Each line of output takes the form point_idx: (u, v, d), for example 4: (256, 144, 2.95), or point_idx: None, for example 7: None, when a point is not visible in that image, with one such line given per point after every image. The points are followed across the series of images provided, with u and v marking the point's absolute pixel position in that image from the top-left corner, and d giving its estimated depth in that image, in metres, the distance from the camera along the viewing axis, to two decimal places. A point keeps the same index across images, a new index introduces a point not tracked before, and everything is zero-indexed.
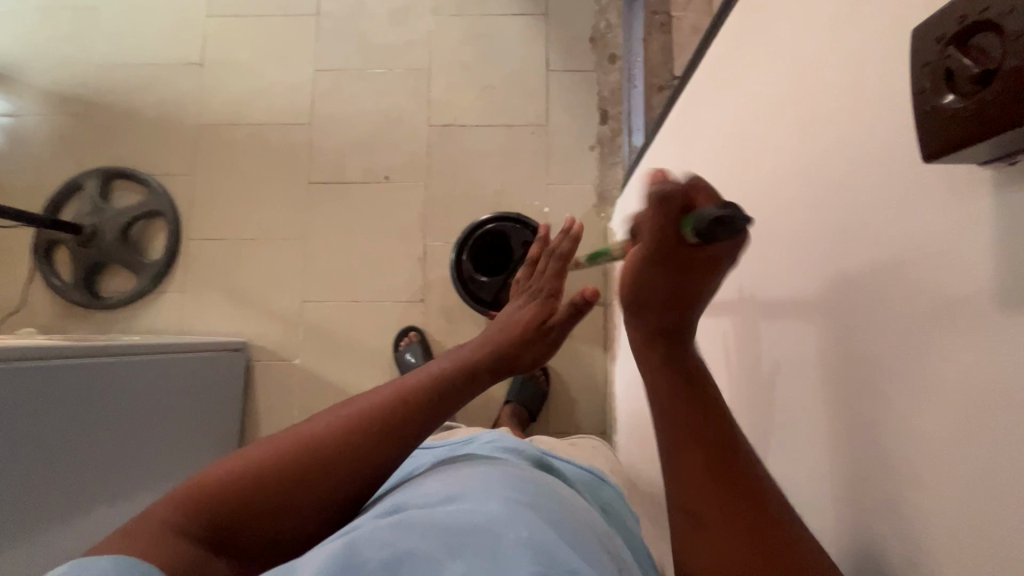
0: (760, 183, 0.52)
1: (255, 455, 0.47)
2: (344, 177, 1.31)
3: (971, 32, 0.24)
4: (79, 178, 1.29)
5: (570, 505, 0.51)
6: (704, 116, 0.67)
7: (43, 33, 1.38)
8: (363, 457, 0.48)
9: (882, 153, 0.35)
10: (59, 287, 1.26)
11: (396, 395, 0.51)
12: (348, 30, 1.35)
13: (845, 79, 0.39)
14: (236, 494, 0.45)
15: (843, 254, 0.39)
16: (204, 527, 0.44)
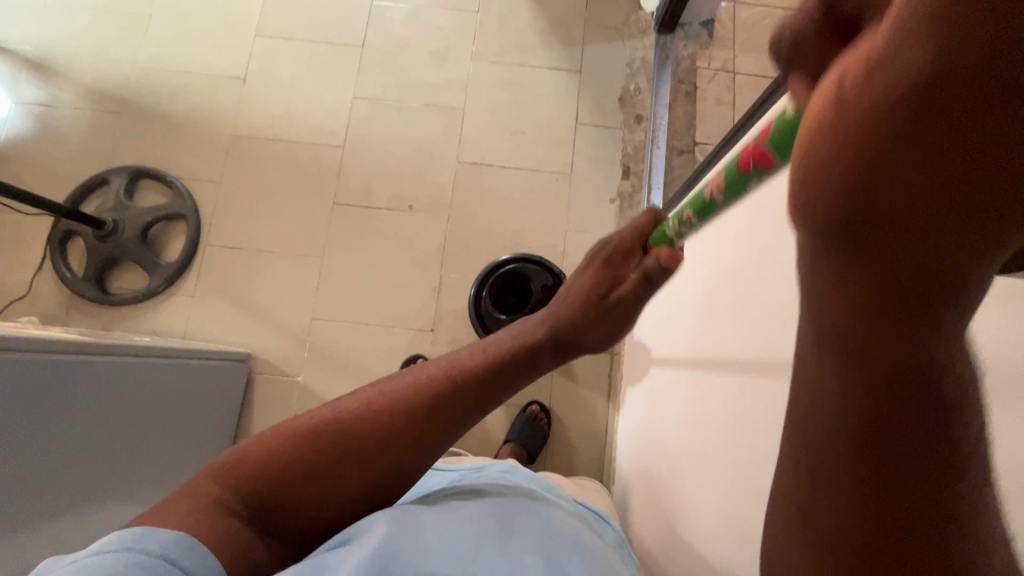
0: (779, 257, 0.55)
1: (296, 424, 0.50)
2: (369, 202, 1.34)
3: None
4: (107, 174, 1.30)
5: (588, 541, 0.52)
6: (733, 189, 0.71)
7: (93, 32, 1.42)
8: (403, 429, 0.50)
9: None
10: (68, 279, 1.25)
11: (443, 372, 0.54)
12: (390, 64, 1.41)
13: None
14: (281, 466, 0.47)
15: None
16: (246, 503, 0.46)
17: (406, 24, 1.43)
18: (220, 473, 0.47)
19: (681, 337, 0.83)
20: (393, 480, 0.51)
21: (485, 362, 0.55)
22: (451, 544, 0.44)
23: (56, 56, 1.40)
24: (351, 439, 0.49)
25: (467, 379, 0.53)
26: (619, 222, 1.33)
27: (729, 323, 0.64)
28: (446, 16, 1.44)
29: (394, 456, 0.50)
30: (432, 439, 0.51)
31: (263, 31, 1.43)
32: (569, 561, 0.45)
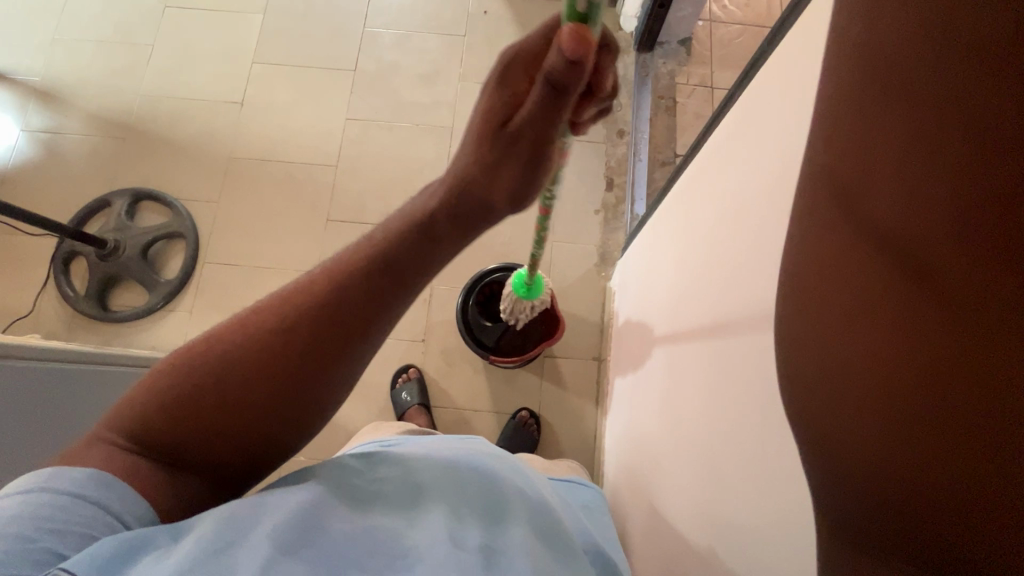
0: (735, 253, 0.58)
1: (180, 353, 0.47)
2: (362, 217, 1.38)
3: None
4: (109, 196, 1.35)
5: (533, 483, 0.56)
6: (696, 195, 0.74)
7: (97, 63, 1.48)
8: (279, 335, 0.46)
9: None
10: (70, 297, 1.29)
11: (318, 276, 0.49)
12: (381, 87, 1.47)
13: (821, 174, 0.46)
14: (170, 396, 0.45)
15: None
16: (145, 441, 0.44)
17: (396, 48, 1.50)
18: (120, 416, 0.45)
19: (656, 336, 0.86)
20: (288, 395, 0.47)
21: (373, 256, 0.49)
22: (390, 490, 0.48)
23: (63, 86, 1.47)
24: (232, 360, 0.46)
25: (347, 286, 0.48)
26: (604, 232, 1.37)
27: (696, 319, 0.67)
28: (434, 41, 1.50)
29: (284, 382, 0.46)
30: (325, 360, 0.47)
31: (260, 58, 1.50)
32: (502, 508, 0.49)
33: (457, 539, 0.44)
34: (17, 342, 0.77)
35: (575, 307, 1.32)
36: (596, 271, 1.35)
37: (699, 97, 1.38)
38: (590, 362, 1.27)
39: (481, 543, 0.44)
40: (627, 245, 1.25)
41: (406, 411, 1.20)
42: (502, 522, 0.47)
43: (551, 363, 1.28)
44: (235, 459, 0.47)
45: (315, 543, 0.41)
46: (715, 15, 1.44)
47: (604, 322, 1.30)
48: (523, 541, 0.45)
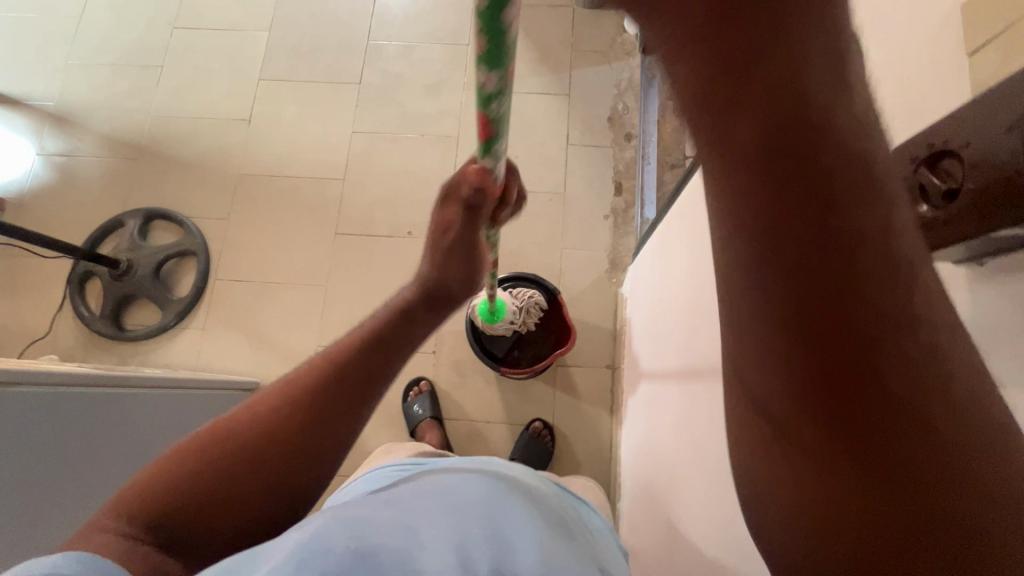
0: None
1: (182, 447, 0.50)
2: (370, 230, 1.38)
3: (939, 156, 0.28)
4: (122, 217, 1.37)
5: (543, 505, 0.55)
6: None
7: (109, 86, 1.51)
8: (289, 412, 0.53)
9: None
10: (86, 317, 1.31)
11: (318, 359, 0.57)
12: (386, 99, 1.47)
13: None
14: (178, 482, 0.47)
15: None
16: (151, 526, 0.45)
17: (401, 60, 1.50)
18: (121, 509, 0.46)
19: (670, 343, 0.85)
20: (295, 462, 0.52)
21: (366, 340, 0.58)
22: (396, 514, 0.47)
23: (76, 109, 1.49)
24: (240, 444, 0.50)
25: (343, 367, 0.56)
26: (614, 238, 1.35)
27: (708, 327, 0.66)
28: (438, 50, 1.50)
29: (289, 457, 0.51)
30: (326, 431, 0.54)
31: (267, 75, 1.51)
32: (512, 524, 0.47)
33: (466, 560, 0.42)
34: (29, 366, 0.76)
35: (587, 314, 1.30)
36: (606, 277, 1.33)
37: None
38: (603, 370, 1.25)
39: (492, 565, 0.42)
40: (638, 250, 1.22)
41: (418, 424, 1.18)
42: (512, 538, 0.45)
43: (564, 371, 1.26)
44: (236, 540, 0.49)
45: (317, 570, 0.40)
46: None
47: (617, 329, 1.27)
48: (537, 554, 0.44)
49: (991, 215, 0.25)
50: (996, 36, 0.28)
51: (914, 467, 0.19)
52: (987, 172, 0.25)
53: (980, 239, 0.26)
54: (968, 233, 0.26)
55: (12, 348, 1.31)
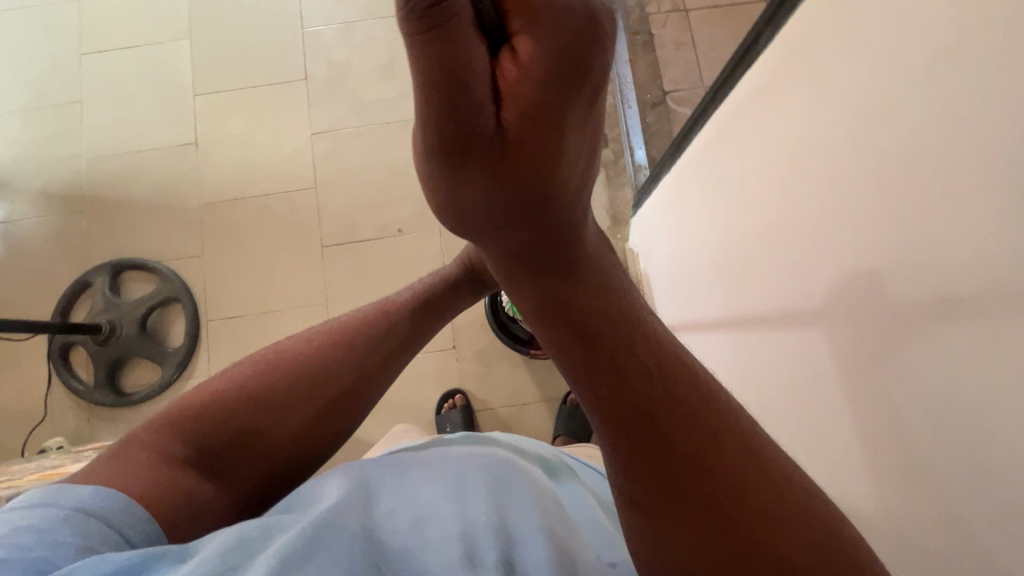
0: (806, 217, 0.58)
1: (233, 374, 0.56)
2: (358, 235, 1.30)
3: None
4: (88, 276, 1.26)
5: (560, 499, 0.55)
6: (746, 134, 0.70)
7: (28, 135, 1.35)
8: (340, 350, 0.59)
9: (970, 198, 0.39)
10: (81, 390, 1.22)
11: (378, 309, 0.64)
12: (338, 89, 1.35)
13: (927, 119, 0.42)
14: (213, 406, 0.53)
15: (966, 280, 0.40)
16: (197, 449, 0.51)
17: (344, 43, 1.37)
18: (158, 429, 0.52)
19: (714, 300, 0.85)
20: (330, 391, 0.57)
21: (413, 301, 0.67)
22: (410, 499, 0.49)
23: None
24: (290, 375, 0.56)
25: (390, 336, 0.61)
26: (610, 192, 1.32)
27: (765, 278, 0.68)
28: (381, 26, 1.38)
29: (340, 399, 0.57)
30: (370, 367, 0.60)
31: (202, 87, 1.37)
32: (518, 513, 0.49)
33: (470, 553, 0.44)
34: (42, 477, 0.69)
35: None
36: (611, 233, 1.29)
37: None
38: None
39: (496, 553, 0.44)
40: (640, 202, 1.20)
41: None
42: (522, 530, 0.47)
43: None
44: (275, 473, 0.54)
45: (332, 544, 0.40)
46: None
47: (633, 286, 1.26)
48: (545, 550, 0.45)
49: None
50: None
51: (686, 475, 0.34)
52: None
53: None
54: None
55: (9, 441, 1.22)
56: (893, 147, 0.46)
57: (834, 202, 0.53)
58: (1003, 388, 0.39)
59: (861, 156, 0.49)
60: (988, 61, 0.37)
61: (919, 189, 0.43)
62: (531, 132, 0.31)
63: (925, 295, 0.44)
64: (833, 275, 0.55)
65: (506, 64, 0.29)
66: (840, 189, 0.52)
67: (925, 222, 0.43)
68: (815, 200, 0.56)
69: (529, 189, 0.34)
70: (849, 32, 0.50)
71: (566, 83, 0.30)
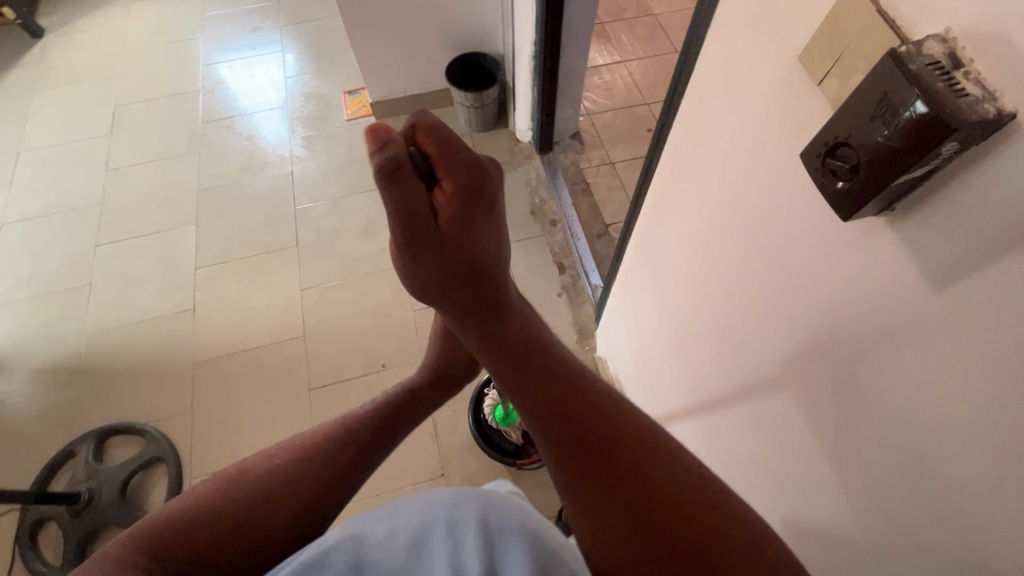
0: (713, 285, 0.69)
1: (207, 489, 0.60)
2: (344, 373, 1.38)
3: (834, 147, 0.37)
4: (73, 445, 1.26)
5: (563, 537, 0.55)
6: (656, 233, 0.84)
7: (37, 318, 1.46)
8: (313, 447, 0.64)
9: (799, 235, 0.49)
10: (45, 572, 1.14)
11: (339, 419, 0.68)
12: (325, 250, 1.55)
13: (756, 190, 0.54)
14: (193, 511, 0.58)
15: (820, 299, 0.49)
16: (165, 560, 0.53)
17: (330, 214, 1.61)
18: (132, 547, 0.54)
19: (673, 381, 0.93)
20: (298, 479, 0.61)
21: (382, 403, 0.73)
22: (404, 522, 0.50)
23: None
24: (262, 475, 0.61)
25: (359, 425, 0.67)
26: (573, 309, 1.46)
27: (702, 347, 0.77)
28: (362, 198, 1.64)
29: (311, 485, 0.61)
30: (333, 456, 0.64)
31: (203, 261, 1.55)
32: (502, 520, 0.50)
33: (455, 564, 0.46)
34: None
35: None
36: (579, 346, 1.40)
37: (605, 175, 1.62)
38: None
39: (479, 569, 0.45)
40: (600, 312, 1.33)
41: None
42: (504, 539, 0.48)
43: None
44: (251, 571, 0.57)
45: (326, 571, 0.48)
46: (590, 109, 1.74)
47: None
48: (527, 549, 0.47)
49: (885, 173, 0.34)
50: (831, 70, 0.39)
51: (611, 460, 0.47)
52: (868, 150, 0.34)
53: (884, 191, 0.35)
54: (874, 189, 0.35)
55: None
56: (737, 218, 0.59)
57: (722, 266, 0.65)
58: (860, 382, 0.47)
59: (730, 227, 0.61)
60: (769, 139, 0.50)
61: (759, 243, 0.56)
62: (458, 228, 0.47)
63: (791, 321, 0.54)
64: (739, 327, 0.65)
65: (438, 196, 0.47)
66: (721, 255, 0.64)
67: (771, 266, 0.55)
68: (710, 270, 0.68)
69: (461, 262, 0.49)
70: (695, 142, 0.66)
71: (473, 199, 0.47)
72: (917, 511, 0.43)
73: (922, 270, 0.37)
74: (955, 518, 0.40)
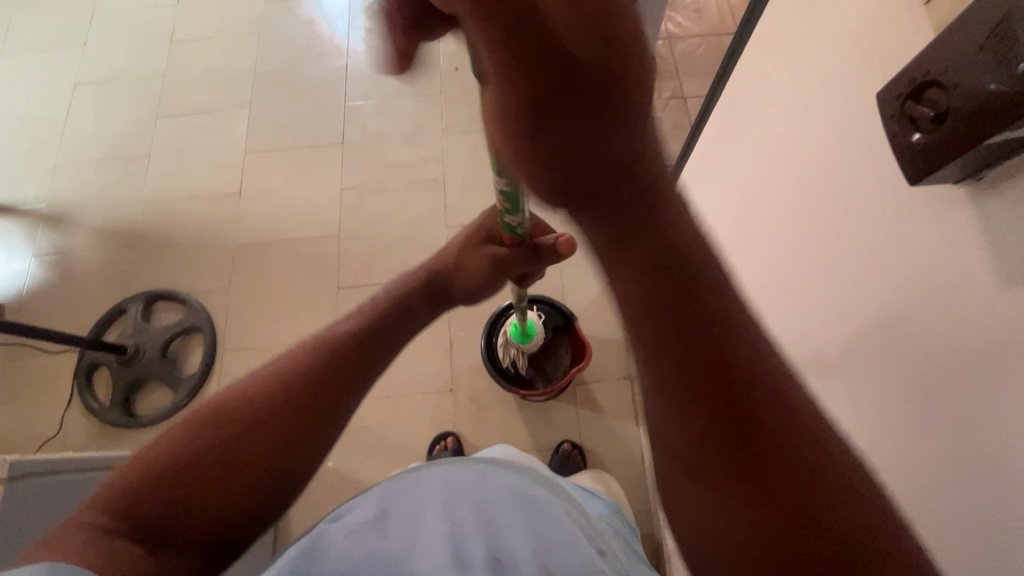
0: (773, 233, 0.65)
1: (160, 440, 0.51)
2: (373, 279, 1.40)
3: (923, 88, 0.30)
4: (124, 303, 1.37)
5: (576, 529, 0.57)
6: (731, 158, 0.78)
7: (101, 181, 1.55)
8: (285, 381, 0.55)
9: (877, 187, 0.45)
10: (97, 409, 1.29)
11: (314, 341, 0.59)
12: (369, 153, 1.53)
13: (842, 130, 0.49)
14: (154, 463, 0.48)
15: (883, 260, 0.45)
16: (127, 520, 0.45)
17: (380, 116, 1.57)
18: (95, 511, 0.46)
19: None
20: (271, 426, 0.52)
21: (366, 320, 0.63)
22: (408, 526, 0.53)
23: (67, 207, 1.52)
24: (221, 414, 0.52)
25: (349, 342, 0.59)
26: None
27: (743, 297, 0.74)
28: (412, 103, 1.58)
29: (291, 426, 0.53)
30: (314, 394, 0.55)
31: (252, 148, 1.56)
32: (508, 521, 0.53)
33: (460, 555, 0.49)
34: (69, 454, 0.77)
35: (597, 329, 1.31)
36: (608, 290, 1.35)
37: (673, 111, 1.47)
38: (622, 381, 1.26)
39: (487, 557, 0.48)
40: None
41: None
42: (508, 536, 0.51)
43: (585, 389, 1.26)
44: (225, 534, 0.49)
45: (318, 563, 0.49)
46: None
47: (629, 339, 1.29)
48: (529, 549, 0.49)
49: (982, 129, 0.26)
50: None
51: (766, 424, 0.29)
52: (968, 93, 0.27)
53: (973, 152, 0.27)
54: (961, 147, 0.27)
55: (21, 453, 1.28)
56: (812, 159, 0.54)
57: (806, 226, 0.57)
58: (929, 383, 0.41)
59: (805, 165, 0.56)
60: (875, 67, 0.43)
61: (857, 205, 0.48)
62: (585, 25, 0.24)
63: (868, 304, 0.47)
64: (803, 298, 0.58)
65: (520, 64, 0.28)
66: (808, 213, 0.56)
67: (871, 239, 0.46)
68: (789, 229, 0.61)
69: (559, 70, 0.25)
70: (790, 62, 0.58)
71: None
72: (940, 519, 0.40)
73: (998, 253, 0.34)
74: (997, 544, 0.36)
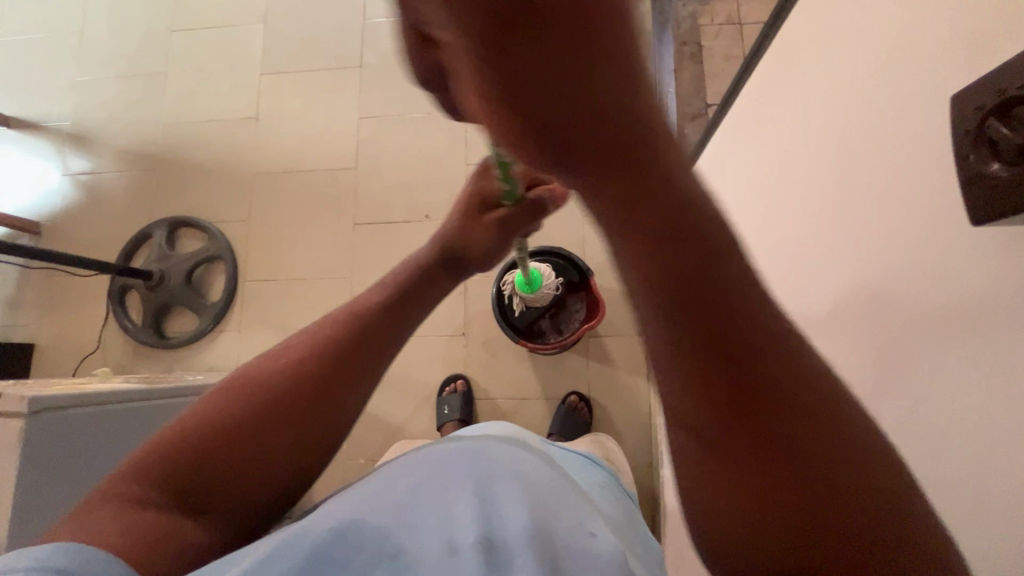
0: (807, 218, 0.57)
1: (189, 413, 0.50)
2: (389, 215, 1.36)
3: (1010, 104, 0.27)
4: (150, 228, 1.39)
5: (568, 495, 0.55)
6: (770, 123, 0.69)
7: (120, 98, 1.52)
8: (314, 354, 0.53)
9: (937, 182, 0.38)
10: (130, 328, 1.36)
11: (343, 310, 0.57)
12: (389, 78, 1.43)
13: (914, 105, 0.40)
14: (183, 436, 0.48)
15: (948, 281, 0.37)
16: (163, 489, 0.46)
17: None
18: (126, 482, 0.46)
19: None
20: (297, 397, 0.50)
21: (393, 290, 0.59)
22: (396, 512, 0.50)
23: (90, 127, 1.51)
24: (249, 390, 0.50)
25: (377, 308, 0.56)
26: None
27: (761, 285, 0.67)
28: None
29: (320, 401, 0.51)
30: (341, 366, 0.53)
31: (269, 68, 1.49)
32: (499, 495, 0.51)
33: (451, 539, 0.47)
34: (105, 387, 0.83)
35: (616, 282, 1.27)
36: None
37: None
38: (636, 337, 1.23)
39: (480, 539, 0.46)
40: None
41: (446, 425, 1.17)
42: (499, 512, 0.49)
43: (598, 342, 1.24)
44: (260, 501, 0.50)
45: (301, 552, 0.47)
46: None
47: None
48: (521, 524, 0.47)
49: None
50: None
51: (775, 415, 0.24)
52: None
53: None
54: None
55: (67, 364, 1.38)
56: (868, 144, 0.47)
57: (834, 217, 0.49)
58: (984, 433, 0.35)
59: (861, 149, 0.48)
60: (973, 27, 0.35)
61: (906, 199, 0.41)
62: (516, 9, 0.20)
63: (919, 326, 0.40)
64: (828, 305, 0.52)
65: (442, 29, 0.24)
66: (848, 204, 0.49)
67: (933, 249, 0.39)
68: (813, 216, 0.53)
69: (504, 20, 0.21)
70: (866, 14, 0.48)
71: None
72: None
73: None
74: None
